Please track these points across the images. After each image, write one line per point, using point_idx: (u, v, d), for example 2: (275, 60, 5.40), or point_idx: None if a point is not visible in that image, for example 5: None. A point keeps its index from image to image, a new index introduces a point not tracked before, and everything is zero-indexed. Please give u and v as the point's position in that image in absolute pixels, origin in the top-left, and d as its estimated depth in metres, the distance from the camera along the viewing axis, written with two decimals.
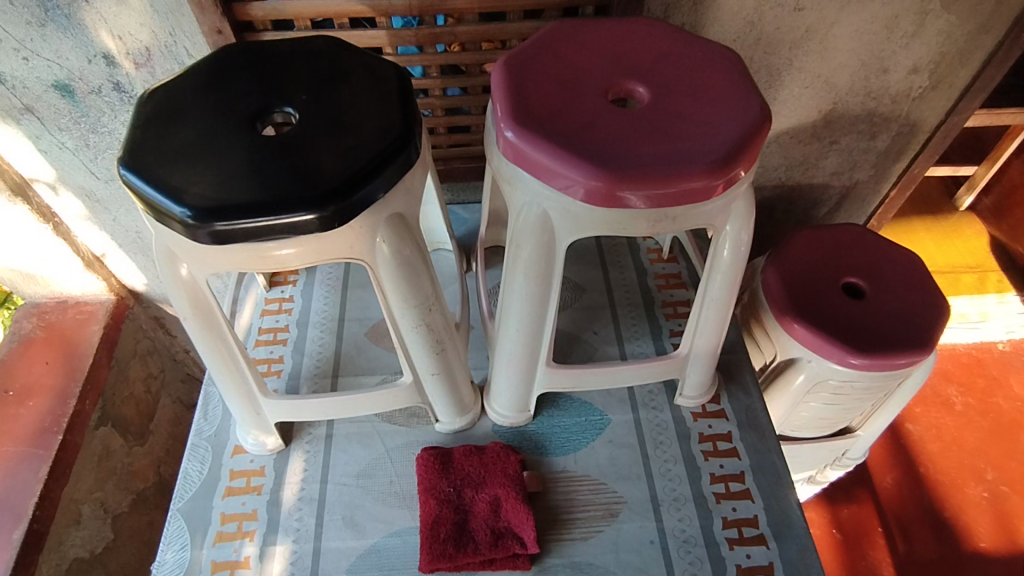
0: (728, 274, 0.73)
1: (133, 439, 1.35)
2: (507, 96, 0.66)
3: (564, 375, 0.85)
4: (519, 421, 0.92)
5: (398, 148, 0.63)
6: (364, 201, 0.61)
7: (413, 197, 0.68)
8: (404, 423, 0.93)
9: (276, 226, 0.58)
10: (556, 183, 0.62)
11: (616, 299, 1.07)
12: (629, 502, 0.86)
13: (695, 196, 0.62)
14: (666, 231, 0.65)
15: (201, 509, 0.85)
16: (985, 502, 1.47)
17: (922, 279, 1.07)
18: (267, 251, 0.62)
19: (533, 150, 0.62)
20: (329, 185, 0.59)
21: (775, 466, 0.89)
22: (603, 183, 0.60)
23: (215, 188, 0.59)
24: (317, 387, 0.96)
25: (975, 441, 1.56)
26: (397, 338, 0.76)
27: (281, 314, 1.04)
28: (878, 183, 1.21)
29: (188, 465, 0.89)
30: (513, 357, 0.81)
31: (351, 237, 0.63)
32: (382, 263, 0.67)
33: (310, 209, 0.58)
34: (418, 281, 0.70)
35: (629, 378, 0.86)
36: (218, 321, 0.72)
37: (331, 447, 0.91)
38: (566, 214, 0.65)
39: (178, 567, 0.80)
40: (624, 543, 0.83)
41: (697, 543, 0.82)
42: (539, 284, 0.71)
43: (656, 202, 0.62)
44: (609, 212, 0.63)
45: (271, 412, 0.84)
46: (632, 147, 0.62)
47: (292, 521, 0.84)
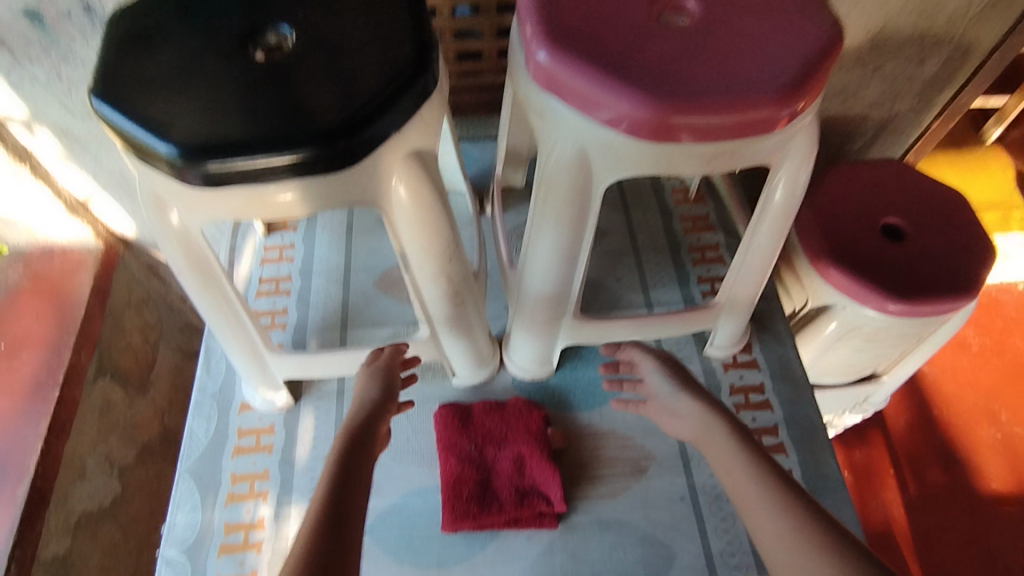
0: (779, 217, 0.66)
1: (134, 391, 1.30)
2: (539, 11, 0.57)
3: (591, 327, 0.79)
4: (541, 375, 0.87)
5: (413, 74, 0.55)
6: (377, 137, 0.53)
7: (432, 132, 0.60)
8: (419, 378, 0.88)
9: (277, 167, 0.51)
10: (597, 113, 0.54)
11: (640, 243, 1.00)
12: (658, 457, 0.82)
13: (756, 128, 0.54)
14: (719, 169, 0.58)
15: (210, 469, 0.81)
16: (998, 443, 1.45)
17: (967, 219, 1.00)
18: (266, 197, 0.54)
19: (572, 75, 0.54)
20: (335, 119, 0.51)
21: (810, 419, 0.85)
22: (655, 111, 0.52)
23: (204, 121, 0.51)
24: (325, 341, 0.91)
25: (990, 384, 1.53)
26: (414, 291, 0.69)
27: (282, 263, 0.98)
28: (920, 115, 1.12)
29: (193, 422, 0.84)
30: (537, 309, 0.75)
31: (361, 179, 0.55)
32: (400, 208, 0.59)
33: (314, 147, 0.50)
34: (437, 227, 0.62)
35: (659, 329, 0.81)
36: (216, 275, 0.65)
37: (342, 403, 0.86)
38: (608, 150, 0.57)
39: (191, 529, 0.77)
40: (653, 499, 0.80)
41: (728, 499, 0.79)
42: (572, 231, 0.64)
43: (712, 134, 0.54)
44: (657, 148, 0.55)
45: (279, 369, 0.78)
46: (687, 70, 0.54)
47: (306, 481, 0.80)
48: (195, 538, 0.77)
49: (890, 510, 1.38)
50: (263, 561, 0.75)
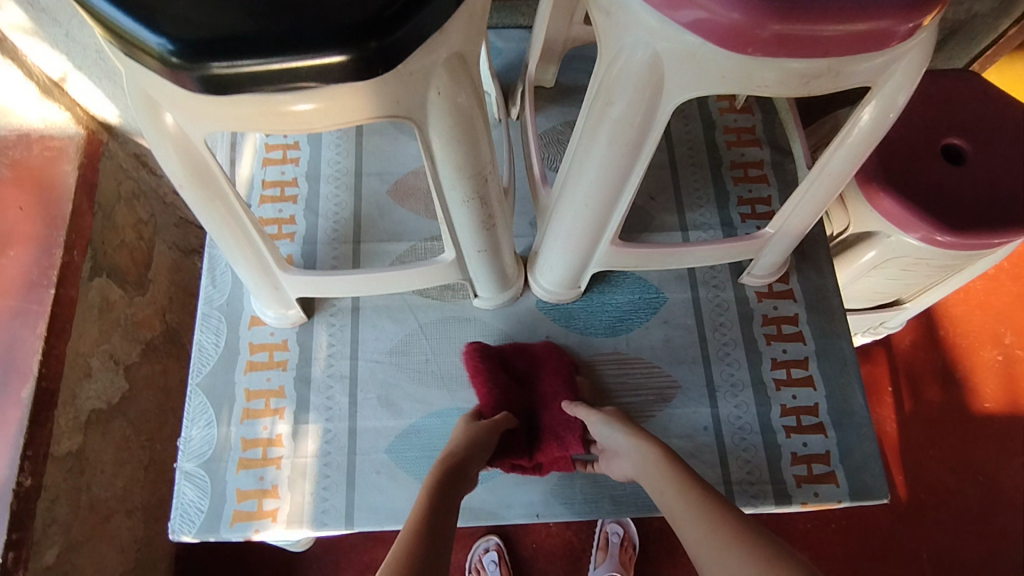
0: (861, 143, 0.58)
1: (133, 289, 1.26)
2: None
3: (629, 255, 0.73)
4: (568, 299, 0.83)
5: None
6: (414, 37, 0.44)
7: (475, 29, 0.50)
8: (438, 297, 0.84)
9: (296, 71, 0.43)
10: (683, 15, 0.45)
11: (677, 157, 0.93)
12: (684, 386, 0.80)
13: (864, 43, 0.46)
14: (810, 91, 0.49)
15: (223, 384, 0.78)
16: (998, 365, 1.37)
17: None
18: (279, 105, 0.46)
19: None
20: (367, 13, 0.42)
21: (842, 353, 0.82)
22: (754, 16, 0.43)
23: (205, 7, 0.42)
24: (338, 254, 0.85)
25: (1000, 305, 1.42)
26: (441, 212, 0.63)
27: (287, 165, 0.89)
28: (999, 18, 0.99)
29: (202, 336, 0.80)
30: (573, 233, 0.69)
31: (394, 87, 0.47)
32: (434, 124, 0.51)
33: (341, 50, 0.42)
34: (474, 145, 0.55)
35: (701, 259, 0.76)
36: (222, 189, 0.57)
37: (358, 321, 0.82)
38: (688, 60, 0.48)
39: (207, 444, 0.76)
40: (676, 429, 0.79)
41: (752, 431, 0.79)
42: (627, 152, 0.56)
43: (814, 48, 0.45)
44: (747, 61, 0.46)
45: (292, 287, 0.73)
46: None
47: (323, 399, 0.78)
48: (212, 453, 0.75)
49: (884, 426, 1.30)
50: (283, 477, 0.75)
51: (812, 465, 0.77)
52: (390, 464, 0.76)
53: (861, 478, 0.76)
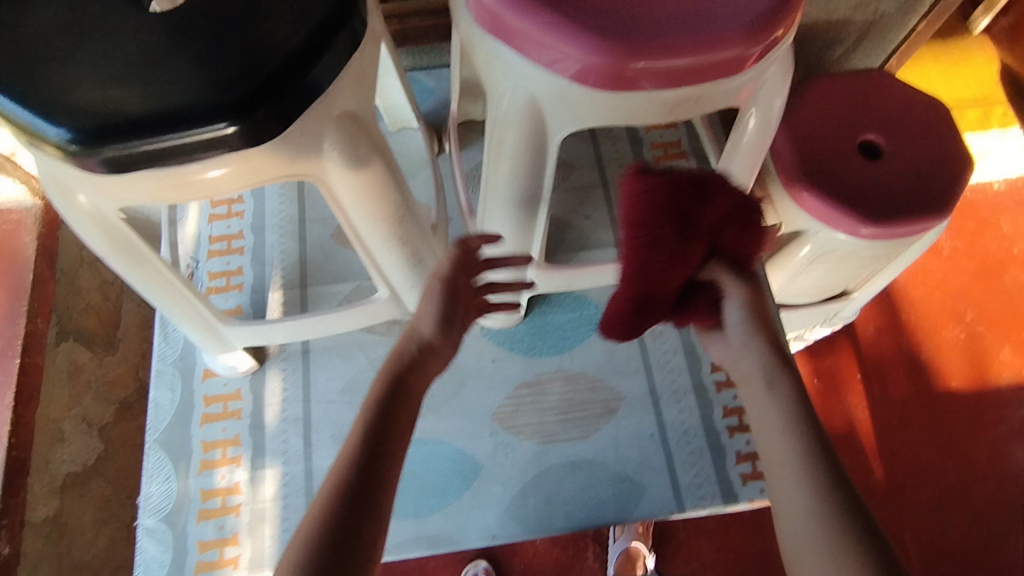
0: (750, 153, 0.62)
1: (102, 349, 1.21)
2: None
3: (558, 276, 0.77)
4: (510, 322, 0.86)
5: (337, 25, 0.48)
6: (298, 100, 0.47)
7: (365, 89, 0.54)
8: (385, 333, 0.86)
9: (192, 145, 0.45)
10: (548, 62, 0.49)
11: (609, 175, 0.96)
12: (628, 397, 0.83)
13: (722, 72, 0.49)
14: (683, 117, 0.53)
15: (179, 438, 0.80)
16: (962, 342, 1.35)
17: (948, 130, 0.95)
18: (190, 175, 0.49)
19: (520, 19, 0.49)
20: (254, 84, 0.45)
21: None
22: (611, 59, 0.47)
23: (101, 95, 0.45)
24: (286, 300, 0.87)
25: (959, 285, 1.40)
26: (366, 255, 0.65)
27: (231, 219, 0.92)
28: (907, 15, 1.03)
29: (157, 393, 0.82)
30: (498, 260, 0.72)
31: (288, 149, 0.50)
32: (336, 176, 0.54)
33: (228, 120, 0.45)
34: (383, 192, 0.57)
35: None
36: (148, 258, 0.60)
37: (308, 363, 0.84)
38: (563, 100, 0.51)
39: (167, 498, 0.78)
40: (624, 439, 0.81)
41: (697, 434, 0.81)
42: (530, 181, 0.59)
43: (674, 80, 0.49)
44: (618, 96, 0.50)
45: (238, 337, 0.75)
46: (645, 10, 0.49)
47: (278, 443, 0.80)
48: (172, 507, 0.77)
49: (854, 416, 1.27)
50: (243, 523, 0.77)
51: (756, 462, 0.80)
52: None
53: None
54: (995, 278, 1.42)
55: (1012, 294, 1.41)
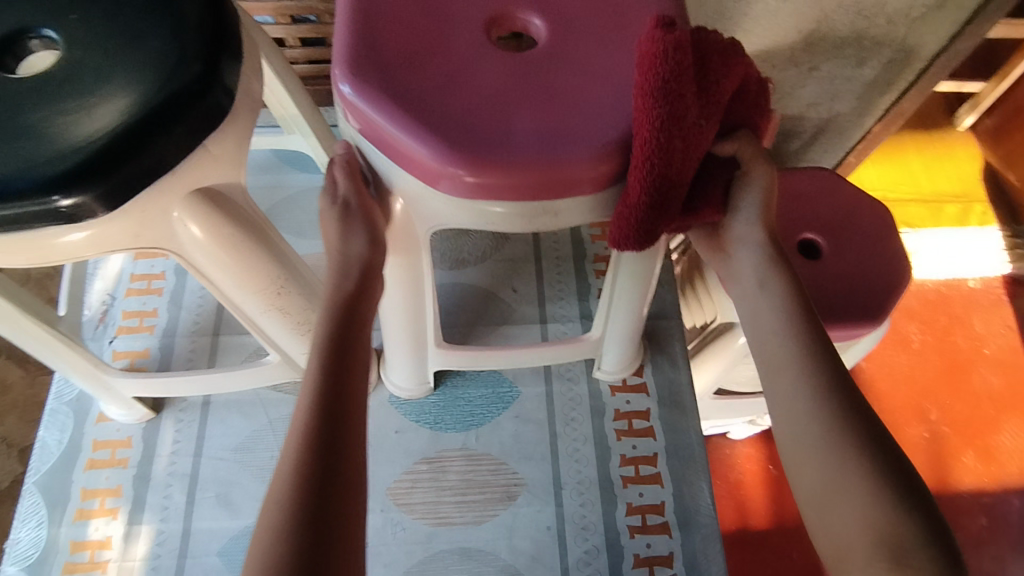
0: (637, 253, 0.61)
1: (37, 369, 1.15)
2: (353, 37, 0.52)
3: (456, 356, 0.76)
4: (418, 393, 0.83)
5: (192, 101, 0.48)
6: (141, 174, 0.47)
7: (229, 163, 0.53)
8: (291, 392, 0.84)
9: (25, 216, 0.45)
10: (402, 160, 0.49)
11: (543, 251, 0.95)
12: (529, 484, 0.80)
13: (574, 188, 0.49)
14: (545, 227, 0.52)
15: (60, 483, 0.77)
16: (925, 443, 1.22)
17: (889, 241, 0.94)
18: (49, 239, 0.48)
19: (377, 116, 0.49)
20: (90, 158, 0.45)
21: (691, 447, 0.82)
22: (460, 165, 0.47)
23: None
24: (195, 348, 0.85)
25: (926, 380, 1.28)
26: (251, 321, 0.64)
27: (157, 260, 0.91)
28: (862, 116, 1.01)
29: (46, 433, 0.80)
30: (396, 334, 0.70)
31: (133, 222, 0.50)
32: (195, 247, 0.54)
33: (60, 195, 0.45)
34: (250, 264, 0.56)
35: (534, 360, 0.77)
36: (9, 307, 0.62)
37: (206, 417, 0.82)
38: (421, 194, 0.51)
39: (35, 547, 0.74)
40: (519, 528, 0.77)
41: (595, 531, 0.77)
42: (406, 265, 0.59)
43: (523, 193, 0.48)
44: (474, 201, 0.49)
45: (123, 386, 0.74)
46: (506, 119, 0.49)
47: (159, 498, 0.77)
48: (38, 556, 0.74)
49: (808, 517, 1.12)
50: None
51: (654, 568, 0.75)
52: (220, 568, 0.73)
53: None
54: (974, 376, 1.29)
55: (981, 397, 1.27)
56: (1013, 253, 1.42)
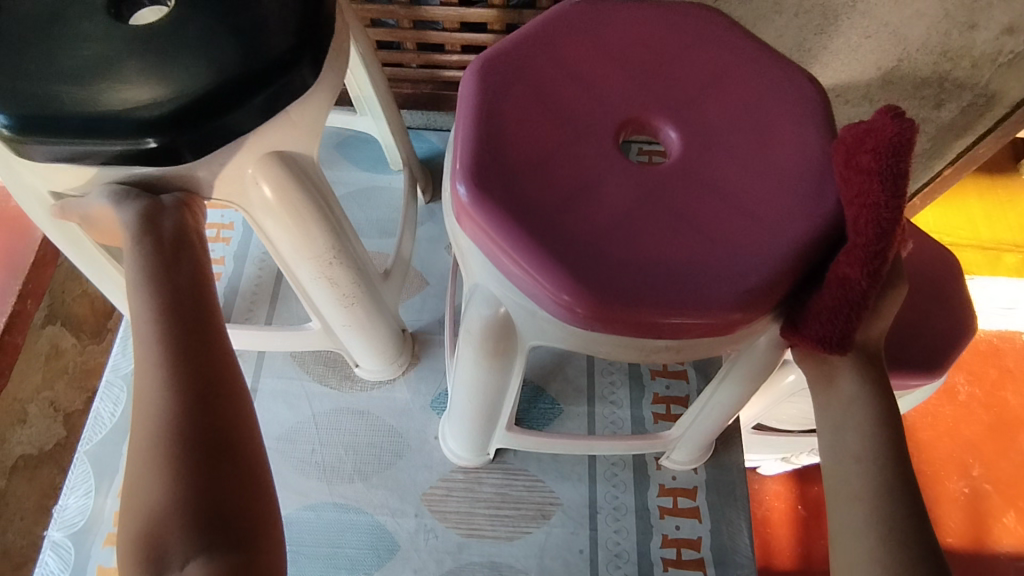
0: (739, 382, 0.57)
1: (89, 338, 1.18)
2: (476, 135, 0.47)
3: (527, 440, 0.72)
4: (473, 465, 0.80)
5: (284, 66, 0.50)
6: (226, 128, 0.49)
7: (306, 131, 0.55)
8: (336, 386, 0.85)
9: (116, 153, 0.48)
10: (517, 281, 0.44)
11: None
12: (565, 505, 0.79)
13: (708, 330, 0.43)
14: (662, 361, 0.46)
15: (109, 455, 0.80)
16: (963, 499, 1.17)
17: (959, 300, 0.88)
18: (135, 174, 0.51)
19: (495, 235, 0.44)
20: (179, 106, 0.47)
21: (733, 485, 0.80)
22: (588, 304, 0.42)
23: (45, 88, 0.47)
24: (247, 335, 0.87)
25: (971, 435, 1.22)
26: (300, 291, 0.66)
27: (217, 244, 0.93)
28: (933, 159, 0.95)
29: (100, 405, 0.83)
30: (465, 412, 0.68)
31: (213, 173, 0.53)
32: (260, 209, 0.56)
33: (152, 136, 0.47)
34: (308, 232, 0.58)
35: (607, 449, 0.73)
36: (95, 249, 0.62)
37: (260, 365, 0.86)
38: (530, 317, 0.46)
39: (81, 514, 0.76)
40: (551, 548, 0.77)
41: (628, 560, 0.76)
42: (496, 366, 0.55)
43: (651, 331, 0.43)
44: (594, 333, 0.44)
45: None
46: (643, 247, 0.43)
47: None
48: (83, 524, 0.76)
49: None
50: None
51: None
52: None
53: None
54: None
55: None
56: None
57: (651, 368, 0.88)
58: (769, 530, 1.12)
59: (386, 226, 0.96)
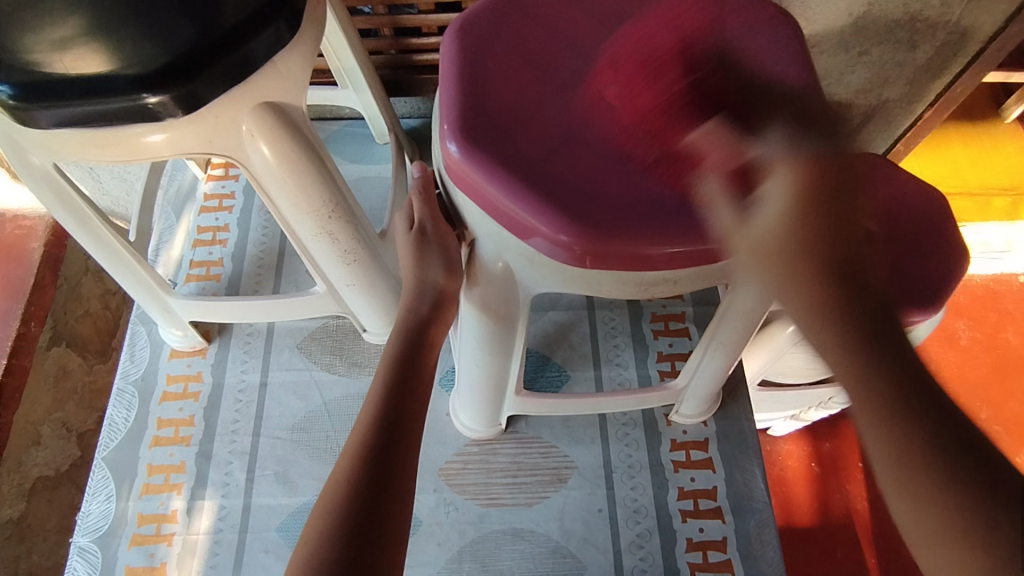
0: (738, 314, 0.57)
1: (94, 356, 1.18)
2: (460, 95, 0.49)
3: (537, 403, 0.73)
4: (486, 437, 0.82)
5: (265, 17, 0.52)
6: (218, 80, 0.51)
7: (293, 84, 0.56)
8: (344, 373, 0.86)
9: (119, 112, 0.50)
10: (514, 228, 0.46)
11: None
12: (580, 468, 0.80)
13: (699, 257, 0.46)
14: (659, 293, 0.49)
15: (127, 459, 0.81)
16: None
17: (944, 221, 0.81)
18: (134, 137, 0.53)
19: (486, 184, 0.46)
20: (174, 61, 0.49)
21: (743, 433, 0.82)
22: (581, 239, 0.44)
23: (28, 54, 0.48)
24: (253, 332, 0.89)
25: (977, 378, 1.20)
26: (301, 248, 0.68)
27: (214, 246, 0.94)
28: (913, 102, 0.95)
29: (114, 411, 0.84)
30: (472, 380, 0.69)
31: (205, 128, 0.54)
32: (261, 166, 0.57)
33: (153, 92, 0.49)
34: (308, 184, 0.59)
35: (612, 404, 0.74)
36: (92, 219, 0.67)
37: (269, 347, 0.88)
38: (530, 264, 0.49)
39: (104, 519, 0.77)
40: (570, 511, 0.77)
41: (647, 514, 0.77)
42: (500, 326, 0.57)
43: (646, 263, 0.45)
44: (591, 270, 0.46)
45: (182, 311, 0.81)
46: (631, 185, 0.46)
47: (220, 475, 0.79)
48: (108, 527, 0.77)
49: (854, 507, 1.07)
50: (173, 554, 0.75)
51: (707, 552, 0.75)
52: (280, 543, 0.76)
53: (757, 567, 0.74)
54: None
55: None
56: None
57: (653, 328, 0.89)
58: (786, 488, 1.10)
59: (379, 216, 0.96)
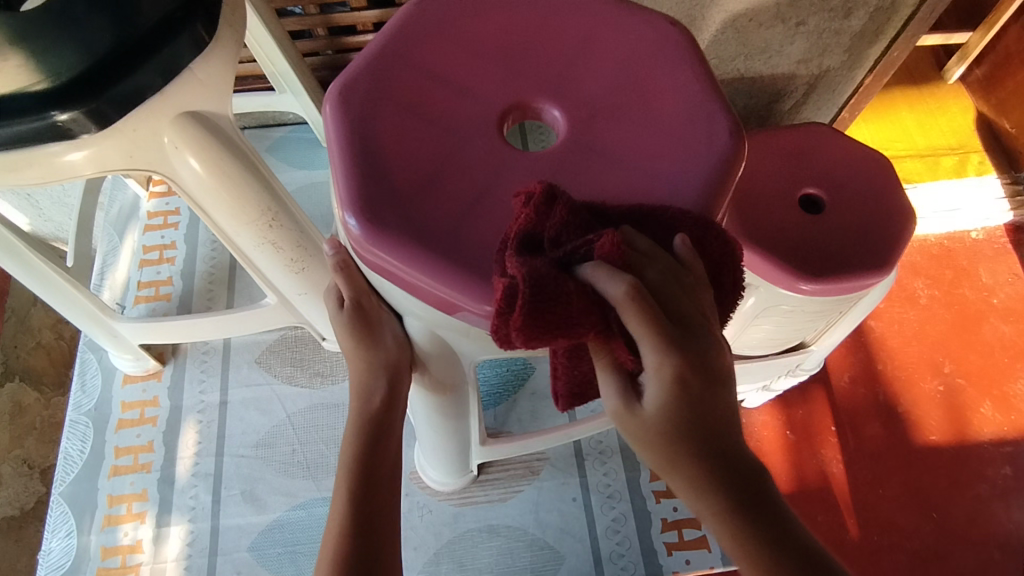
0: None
1: (52, 390, 1.13)
2: (351, 165, 0.43)
3: (502, 449, 0.70)
4: (460, 487, 0.78)
5: (180, 25, 0.50)
6: (134, 92, 0.49)
7: (216, 89, 0.54)
8: (307, 384, 0.84)
9: (30, 133, 0.47)
10: (445, 307, 0.41)
11: None
12: (551, 458, 0.80)
13: None
14: None
15: (85, 492, 0.78)
16: (940, 399, 1.07)
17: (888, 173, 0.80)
18: (51, 157, 0.50)
19: (398, 266, 0.41)
20: (78, 76, 0.46)
21: None
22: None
23: None
24: (207, 351, 0.87)
25: (938, 334, 1.12)
26: (245, 260, 0.66)
27: (162, 265, 0.91)
28: (852, 69, 0.96)
29: (68, 444, 0.81)
30: (433, 437, 0.65)
31: (126, 143, 0.52)
32: (192, 179, 0.56)
33: (61, 108, 0.46)
34: (241, 192, 0.57)
35: (582, 432, 0.73)
36: (17, 246, 0.64)
37: (226, 364, 0.86)
38: (466, 337, 0.44)
39: (66, 555, 0.75)
40: (545, 502, 0.77)
41: (621, 498, 0.77)
42: (448, 394, 0.54)
43: None
44: None
45: (131, 335, 0.78)
46: None
47: (186, 499, 0.77)
48: (71, 564, 0.75)
49: None
50: None
51: (682, 530, 0.75)
52: (252, 563, 0.74)
53: None
54: (988, 324, 1.13)
55: (994, 347, 1.11)
56: (1015, 199, 1.23)
57: None
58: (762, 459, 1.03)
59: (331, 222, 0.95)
